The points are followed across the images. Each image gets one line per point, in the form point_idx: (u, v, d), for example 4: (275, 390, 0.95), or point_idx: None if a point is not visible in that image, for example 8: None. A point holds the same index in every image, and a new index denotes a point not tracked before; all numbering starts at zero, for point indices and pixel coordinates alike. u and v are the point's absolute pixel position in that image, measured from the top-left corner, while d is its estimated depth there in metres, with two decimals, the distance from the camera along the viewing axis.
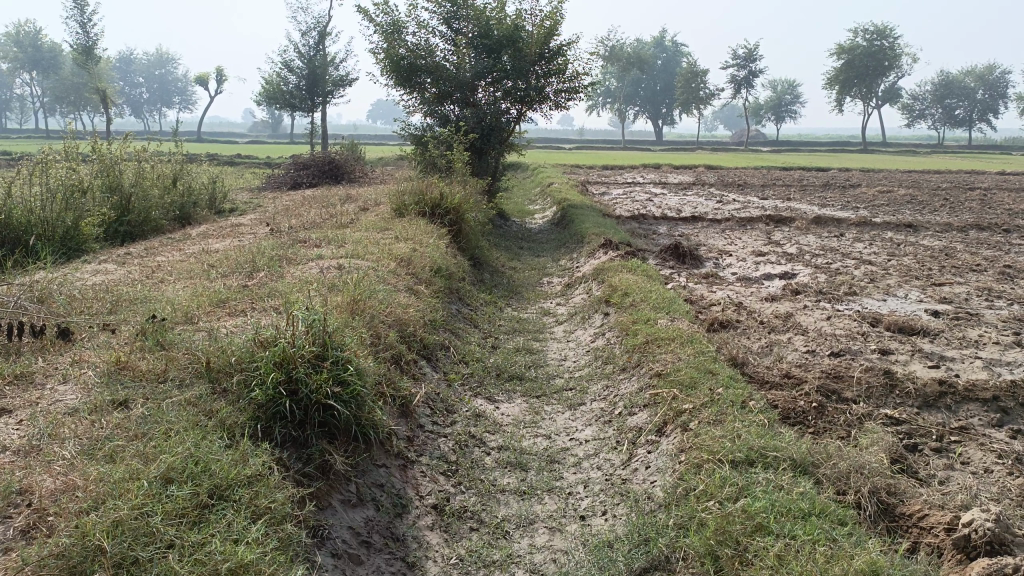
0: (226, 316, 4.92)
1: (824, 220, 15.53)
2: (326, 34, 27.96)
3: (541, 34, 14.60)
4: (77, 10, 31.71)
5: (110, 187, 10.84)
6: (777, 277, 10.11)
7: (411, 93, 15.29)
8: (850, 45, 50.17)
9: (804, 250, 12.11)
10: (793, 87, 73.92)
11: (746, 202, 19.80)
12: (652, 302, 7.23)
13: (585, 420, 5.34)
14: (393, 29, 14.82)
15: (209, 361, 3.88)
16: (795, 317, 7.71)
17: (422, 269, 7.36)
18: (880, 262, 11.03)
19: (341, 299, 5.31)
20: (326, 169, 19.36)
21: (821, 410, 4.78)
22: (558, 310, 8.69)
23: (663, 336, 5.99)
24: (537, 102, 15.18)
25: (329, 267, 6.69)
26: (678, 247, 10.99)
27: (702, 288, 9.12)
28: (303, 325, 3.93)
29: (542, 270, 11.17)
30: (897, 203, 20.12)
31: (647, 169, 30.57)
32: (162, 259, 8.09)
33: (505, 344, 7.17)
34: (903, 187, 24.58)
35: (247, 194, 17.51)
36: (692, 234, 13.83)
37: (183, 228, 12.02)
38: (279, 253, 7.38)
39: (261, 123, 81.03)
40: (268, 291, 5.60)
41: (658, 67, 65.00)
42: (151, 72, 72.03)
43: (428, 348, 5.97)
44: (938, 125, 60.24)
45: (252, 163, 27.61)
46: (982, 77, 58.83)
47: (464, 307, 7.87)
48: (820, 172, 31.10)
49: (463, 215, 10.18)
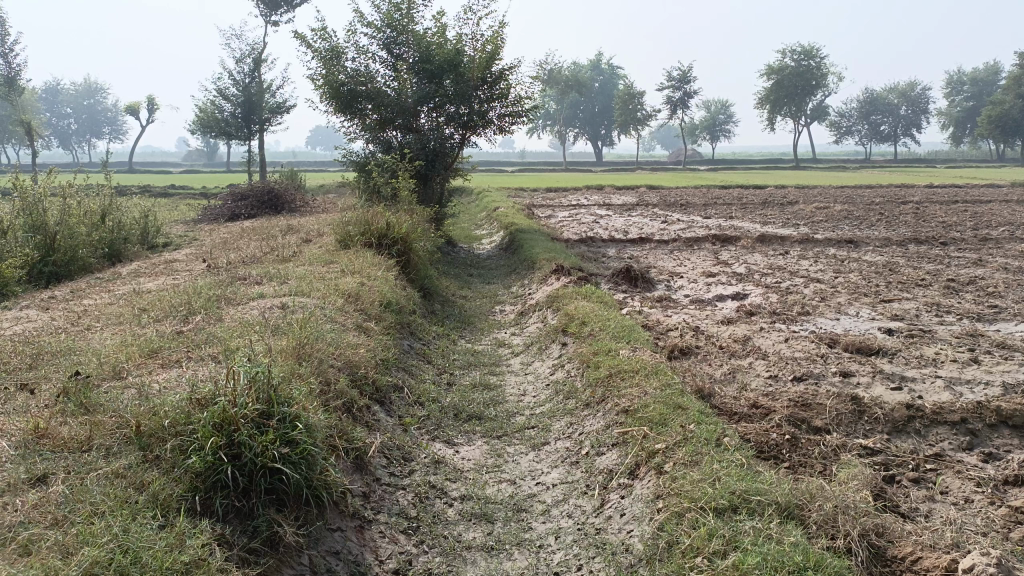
0: (159, 369, 4.52)
1: (768, 237, 15.70)
2: (261, 62, 27.44)
3: (482, 58, 14.52)
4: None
5: (33, 226, 10.24)
6: (730, 298, 10.06)
7: (352, 120, 14.97)
8: (779, 66, 51.68)
9: (753, 269, 12.15)
10: (726, 107, 76.20)
11: (690, 221, 20.00)
12: (610, 330, 7.03)
13: (551, 461, 5.08)
14: (331, 55, 14.53)
15: (139, 425, 3.50)
16: (754, 340, 7.61)
17: (371, 304, 7.03)
18: (828, 280, 11.11)
19: (285, 344, 4.95)
20: (265, 199, 18.82)
21: (795, 443, 4.63)
22: (513, 340, 8.43)
23: (626, 368, 5.78)
24: (480, 127, 15.02)
25: (272, 307, 6.31)
26: (630, 270, 10.89)
27: (657, 312, 8.99)
28: (246, 380, 3.58)
29: (493, 298, 10.92)
30: (834, 219, 20.54)
31: (590, 191, 30.70)
32: (89, 302, 7.58)
33: (460, 380, 6.87)
34: (839, 203, 25.17)
35: (182, 227, 16.88)
36: (641, 255, 13.79)
37: (113, 266, 11.42)
38: (217, 293, 6.97)
39: (196, 152, 79.21)
40: (206, 337, 5.21)
41: (597, 90, 65.96)
42: (79, 101, 69.88)
43: (381, 391, 5.64)
44: (865, 141, 62.42)
45: (187, 194, 26.78)
46: (905, 94, 61.21)
47: (416, 342, 7.56)
48: (758, 189, 31.80)
49: (410, 245, 9.87)
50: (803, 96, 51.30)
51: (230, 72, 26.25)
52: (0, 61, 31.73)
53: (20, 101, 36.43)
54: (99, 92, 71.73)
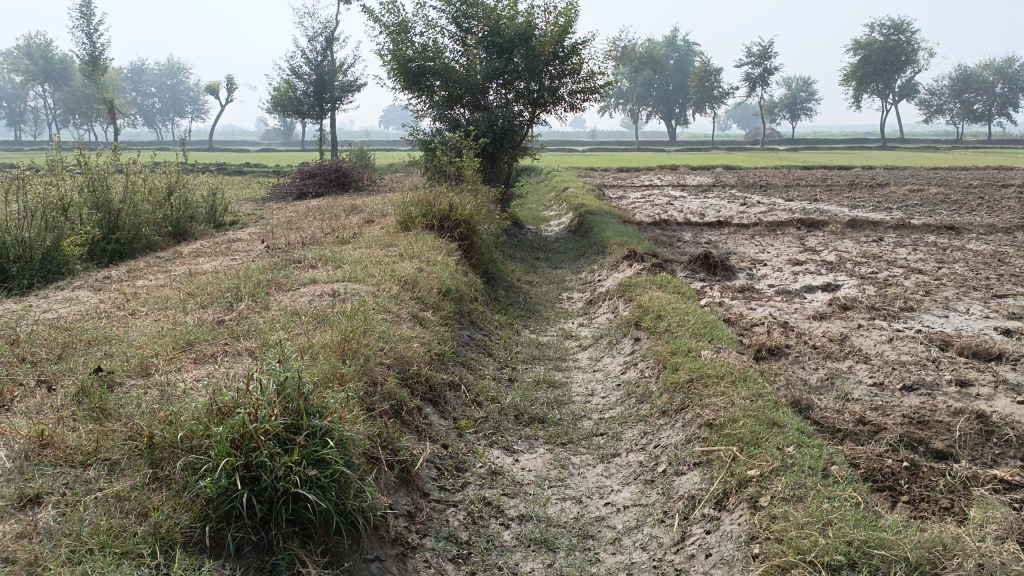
0: (190, 364, 4.10)
1: (859, 222, 14.62)
2: (333, 39, 27.31)
3: (555, 31, 13.82)
4: (81, 21, 31.19)
5: (97, 203, 10.13)
6: (819, 289, 9.22)
7: (420, 96, 14.52)
8: (867, 40, 49.01)
9: (844, 258, 11.20)
10: (808, 85, 73.15)
11: (772, 204, 18.94)
12: (690, 326, 6.35)
13: (623, 477, 4.48)
14: (399, 29, 14.07)
15: (152, 435, 3.07)
16: (851, 340, 6.81)
17: (429, 292, 6.54)
18: (931, 271, 10.12)
19: (330, 338, 4.49)
20: (332, 177, 18.60)
21: (914, 473, 3.95)
22: (581, 332, 7.82)
23: (709, 373, 5.10)
24: (551, 103, 14.37)
25: (322, 294, 5.86)
26: (709, 257, 10.13)
27: (740, 304, 8.25)
28: (273, 388, 3.12)
29: (560, 284, 10.32)
30: (929, 203, 19.14)
31: (664, 171, 29.65)
32: (142, 284, 7.32)
33: (523, 377, 6.31)
34: (933, 186, 23.54)
35: (250, 205, 16.81)
36: (720, 241, 12.96)
37: (175, 244, 11.27)
38: (267, 277, 6.57)
39: (272, 131, 80.71)
40: (247, 328, 4.78)
41: (672, 67, 64.13)
42: (163, 81, 71.72)
43: (435, 390, 5.13)
44: (956, 120, 58.90)
45: (260, 172, 26.96)
46: (1001, 70, 57.44)
47: (476, 332, 7.04)
48: (842, 170, 30.20)
49: (474, 227, 9.35)
50: (892, 72, 48.69)
51: (303, 50, 26.18)
52: (85, 42, 32.59)
53: (105, 81, 37.26)
54: (180, 72, 73.34)
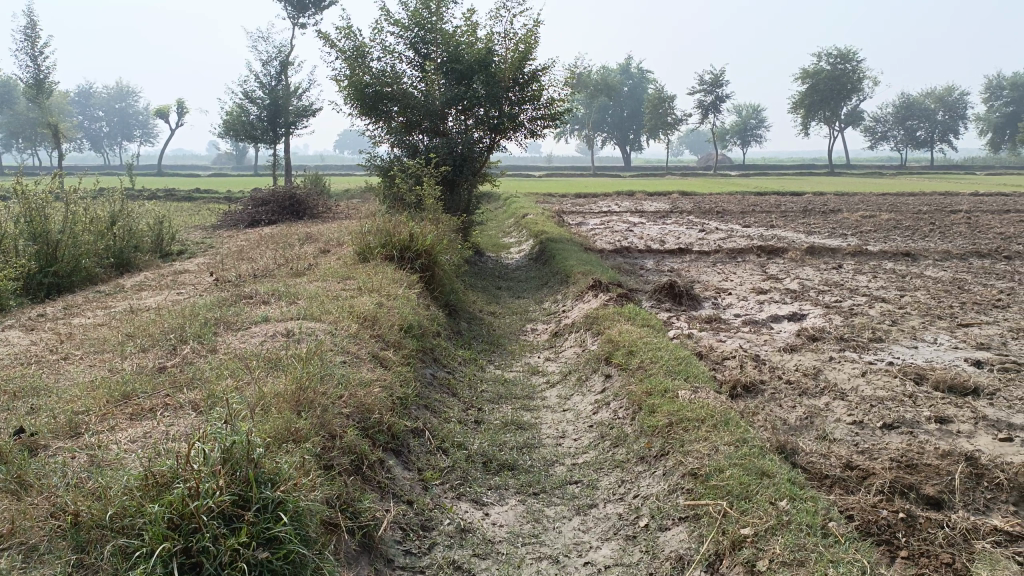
0: (126, 421, 3.70)
1: (818, 249, 14.68)
2: (287, 64, 26.90)
3: (514, 58, 13.68)
4: (24, 43, 30.28)
5: (34, 233, 9.57)
6: (786, 319, 9.10)
7: (377, 122, 14.22)
8: (814, 69, 50.25)
9: (808, 286, 11.15)
10: (758, 112, 74.73)
11: (731, 230, 19.02)
12: (663, 363, 6.11)
13: (601, 531, 4.13)
14: (356, 55, 13.80)
15: (77, 513, 2.69)
16: (826, 374, 6.64)
17: (390, 329, 6.20)
18: (894, 300, 10.10)
19: (284, 386, 4.13)
20: (286, 204, 18.12)
21: (911, 525, 3.72)
22: (548, 367, 7.53)
23: (689, 415, 4.84)
24: (510, 130, 14.19)
25: (275, 334, 5.48)
26: (674, 287, 9.97)
27: (709, 336, 8.06)
28: (218, 456, 2.77)
29: (524, 315, 10.04)
30: (883, 229, 19.41)
31: (622, 197, 29.73)
32: (80, 322, 6.84)
33: (489, 419, 5.97)
34: (884, 212, 23.98)
35: (199, 232, 16.24)
36: (682, 268, 12.85)
37: (119, 276, 10.72)
38: (216, 314, 6.16)
39: (224, 155, 79.43)
40: (192, 376, 4.39)
41: (626, 94, 64.96)
42: (111, 105, 70.14)
43: (398, 439, 4.77)
44: (900, 147, 60.58)
45: (212, 198, 26.27)
46: (941, 99, 59.41)
47: (439, 371, 6.70)
48: (796, 196, 30.67)
49: (435, 258, 9.03)
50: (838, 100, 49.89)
51: (257, 74, 25.70)
52: (29, 65, 31.61)
53: (49, 105, 36.18)
54: (130, 96, 71.80)
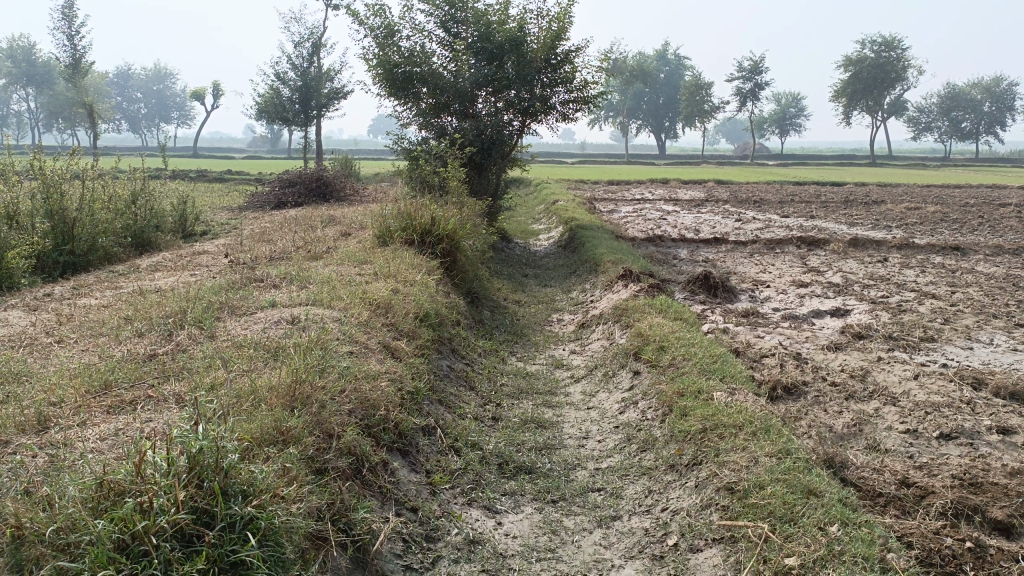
0: (101, 416, 3.36)
1: (861, 241, 14.04)
2: (320, 45, 26.62)
3: (547, 37, 13.20)
4: (62, 23, 30.43)
5: (51, 211, 9.35)
6: (828, 315, 8.56)
7: (405, 103, 13.85)
8: (857, 57, 48.91)
9: (851, 279, 10.57)
10: (798, 100, 73.08)
11: (768, 220, 18.37)
12: (697, 361, 5.64)
13: (625, 549, 3.68)
14: (385, 33, 13.43)
15: (19, 526, 2.33)
16: (874, 376, 6.12)
17: (405, 317, 5.83)
18: (945, 296, 9.49)
19: (278, 378, 3.76)
20: (313, 186, 17.83)
21: (981, 557, 3.25)
22: (573, 360, 7.09)
23: (725, 420, 4.38)
24: (541, 113, 13.74)
25: (279, 321, 5.12)
26: (709, 278, 9.48)
27: (746, 331, 7.57)
28: (183, 464, 2.45)
29: (550, 305, 9.61)
30: (929, 221, 18.64)
31: (656, 184, 29.07)
32: (87, 303, 6.55)
33: (508, 416, 5.57)
34: (929, 204, 23.06)
35: (225, 214, 16.05)
36: (718, 259, 12.33)
37: (138, 256, 10.47)
38: (221, 298, 5.82)
39: (260, 138, 79.80)
40: (181, 365, 4.03)
41: (663, 81, 63.87)
42: (149, 87, 70.76)
43: (405, 437, 4.39)
44: (944, 138, 58.71)
45: (243, 180, 26.16)
46: (989, 90, 57.61)
47: (457, 362, 6.32)
48: (835, 186, 29.79)
49: (458, 243, 8.65)
50: (881, 88, 48.43)
51: (289, 56, 25.46)
52: (67, 45, 31.73)
53: (87, 85, 36.40)
54: (167, 78, 72.26)
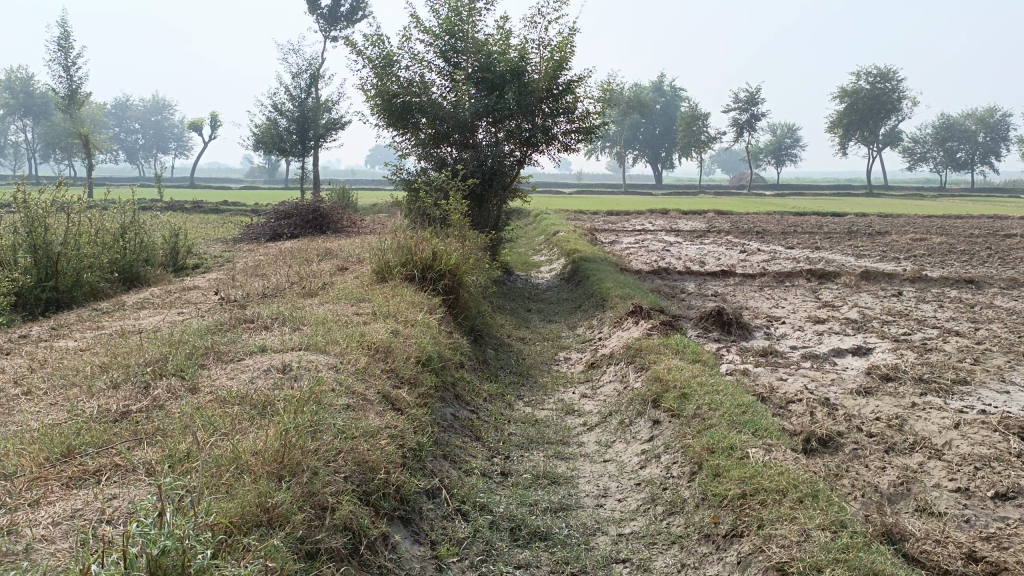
0: (59, 492, 2.90)
1: (871, 273, 13.65)
2: (318, 76, 26.44)
3: (549, 67, 12.91)
4: (59, 54, 30.30)
5: (34, 245, 8.92)
6: (850, 354, 8.13)
7: (404, 134, 13.52)
8: (852, 88, 49.07)
9: (868, 315, 10.16)
10: (794, 131, 73.32)
11: (774, 252, 18.00)
12: (723, 410, 5.20)
13: None
14: (384, 63, 13.15)
15: None
16: (911, 424, 5.68)
17: (406, 363, 5.39)
18: (969, 333, 9.08)
19: (264, 442, 3.31)
20: (310, 218, 17.44)
21: None
22: (584, 405, 6.63)
23: (763, 483, 3.95)
24: (543, 143, 13.40)
25: (269, 370, 4.67)
26: (722, 314, 9.07)
27: (767, 373, 7.13)
28: (142, 572, 2.03)
29: (556, 343, 9.17)
30: (937, 253, 18.28)
31: (655, 215, 28.78)
32: (64, 346, 6.10)
33: (518, 471, 5.10)
34: (934, 235, 22.70)
35: (219, 246, 15.63)
36: (728, 293, 11.93)
37: (125, 291, 10.03)
38: (207, 341, 5.38)
39: (257, 168, 79.79)
40: (156, 427, 3.58)
41: (659, 112, 64.06)
42: (147, 118, 70.86)
43: (407, 503, 3.93)
44: (940, 169, 58.70)
45: (238, 210, 25.78)
46: (983, 120, 57.83)
47: (461, 410, 5.87)
48: (836, 216, 29.49)
49: (461, 279, 8.24)
50: (876, 119, 48.54)
51: (287, 87, 25.25)
52: (63, 75, 31.60)
53: (82, 116, 36.21)
54: (165, 109, 72.18)
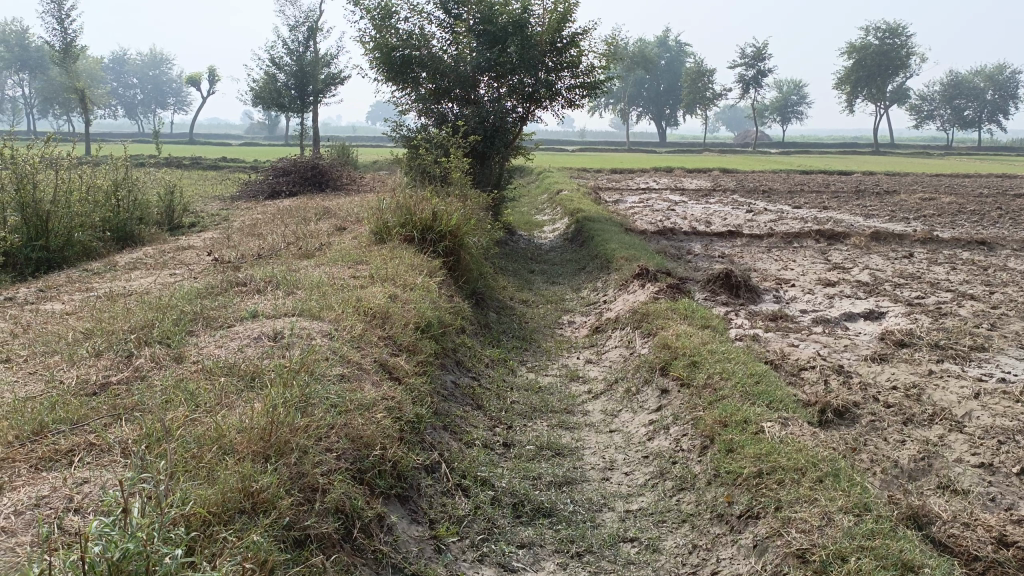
0: (27, 475, 2.70)
1: (882, 235, 13.34)
2: (317, 29, 25.78)
3: (553, 19, 12.44)
4: (52, 5, 29.58)
5: (21, 203, 8.62)
6: (862, 319, 7.89)
7: (404, 89, 13.11)
8: (860, 44, 48.02)
9: (880, 278, 9.89)
10: (800, 87, 72.13)
11: (781, 212, 17.67)
12: (736, 381, 4.99)
13: None
14: (382, 15, 12.70)
15: None
16: (929, 394, 5.46)
17: (404, 330, 5.16)
18: (985, 297, 8.82)
19: (250, 418, 3.09)
20: (309, 175, 17.09)
21: None
22: (589, 372, 6.42)
23: (779, 461, 3.75)
24: (547, 99, 12.99)
25: (259, 337, 4.43)
26: (731, 276, 8.81)
27: (778, 338, 6.91)
28: None
29: (560, 305, 8.94)
30: (947, 213, 17.91)
31: (660, 174, 28.36)
32: (50, 309, 5.86)
33: (521, 442, 4.90)
34: (943, 194, 22.26)
35: (216, 204, 15.33)
36: (735, 254, 11.65)
37: (118, 251, 9.76)
38: (197, 306, 5.15)
39: (258, 125, 78.86)
40: (136, 402, 3.35)
41: (664, 68, 62.92)
42: (145, 72, 69.76)
43: (404, 479, 3.73)
44: (948, 127, 57.74)
45: (237, 168, 25.35)
46: (993, 77, 56.68)
47: (462, 378, 5.66)
48: (843, 175, 29.00)
49: (462, 240, 7.98)
50: (885, 76, 47.58)
51: (285, 40, 24.63)
52: (57, 28, 30.90)
53: (78, 70, 35.50)
54: (163, 63, 70.78)
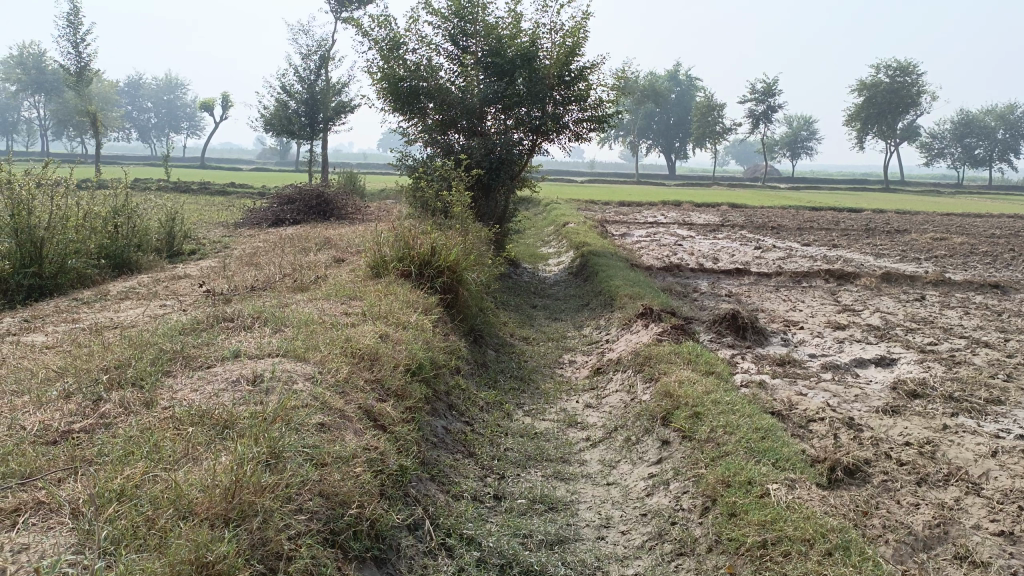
0: None
1: (892, 275, 13.09)
2: (329, 58, 25.92)
3: (561, 53, 12.37)
4: (69, 30, 29.84)
5: (15, 230, 8.47)
6: (872, 365, 7.64)
7: (410, 119, 13.02)
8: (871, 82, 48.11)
9: (891, 321, 9.64)
10: (810, 123, 72.30)
11: (789, 249, 17.45)
12: (740, 435, 4.74)
13: None
14: (390, 46, 12.65)
15: None
16: (944, 450, 5.20)
17: (393, 373, 4.94)
18: (999, 344, 8.56)
19: (213, 477, 2.87)
20: (313, 203, 16.99)
21: None
22: (588, 417, 6.17)
23: (784, 530, 3.50)
24: (554, 132, 12.88)
25: (237, 381, 4.22)
26: (737, 317, 8.58)
27: (785, 385, 6.65)
28: None
29: (561, 343, 8.71)
30: (958, 254, 17.65)
31: (668, 207, 28.21)
32: (30, 342, 5.66)
33: (513, 494, 4.65)
34: (955, 234, 21.99)
35: (218, 231, 15.19)
36: (742, 293, 11.43)
37: (112, 279, 9.58)
38: (179, 343, 4.94)
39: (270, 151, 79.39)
40: (95, 454, 3.14)
41: (674, 101, 63.17)
42: (160, 97, 70.47)
43: (383, 539, 3.49)
44: (958, 165, 57.56)
45: (244, 194, 25.29)
46: (1003, 117, 56.59)
47: (454, 423, 5.42)
48: (852, 212, 28.80)
49: (461, 276, 7.78)
50: (895, 114, 47.57)
51: (297, 68, 24.75)
52: (72, 52, 31.14)
53: (91, 93, 35.74)
54: (177, 88, 71.42)
